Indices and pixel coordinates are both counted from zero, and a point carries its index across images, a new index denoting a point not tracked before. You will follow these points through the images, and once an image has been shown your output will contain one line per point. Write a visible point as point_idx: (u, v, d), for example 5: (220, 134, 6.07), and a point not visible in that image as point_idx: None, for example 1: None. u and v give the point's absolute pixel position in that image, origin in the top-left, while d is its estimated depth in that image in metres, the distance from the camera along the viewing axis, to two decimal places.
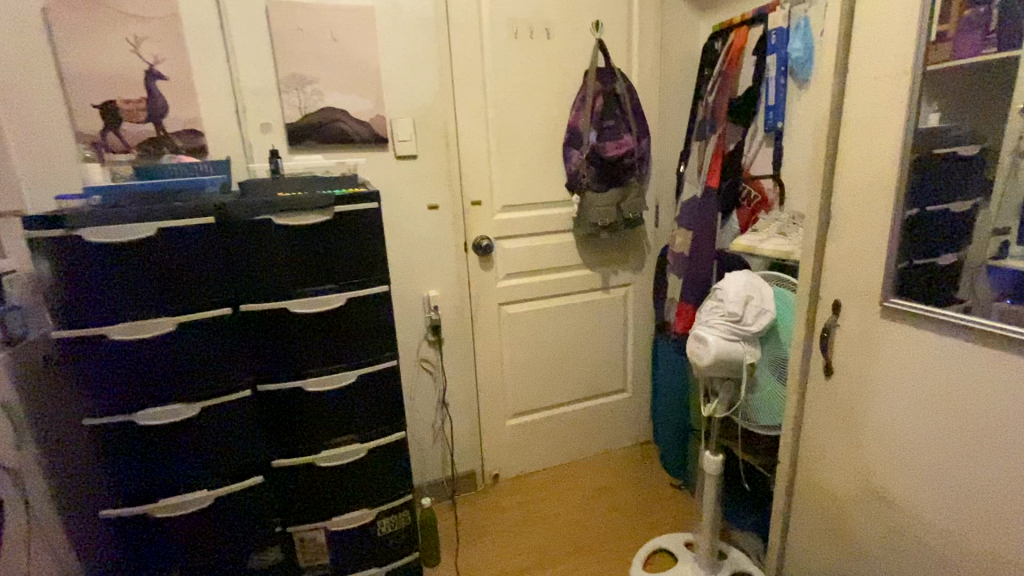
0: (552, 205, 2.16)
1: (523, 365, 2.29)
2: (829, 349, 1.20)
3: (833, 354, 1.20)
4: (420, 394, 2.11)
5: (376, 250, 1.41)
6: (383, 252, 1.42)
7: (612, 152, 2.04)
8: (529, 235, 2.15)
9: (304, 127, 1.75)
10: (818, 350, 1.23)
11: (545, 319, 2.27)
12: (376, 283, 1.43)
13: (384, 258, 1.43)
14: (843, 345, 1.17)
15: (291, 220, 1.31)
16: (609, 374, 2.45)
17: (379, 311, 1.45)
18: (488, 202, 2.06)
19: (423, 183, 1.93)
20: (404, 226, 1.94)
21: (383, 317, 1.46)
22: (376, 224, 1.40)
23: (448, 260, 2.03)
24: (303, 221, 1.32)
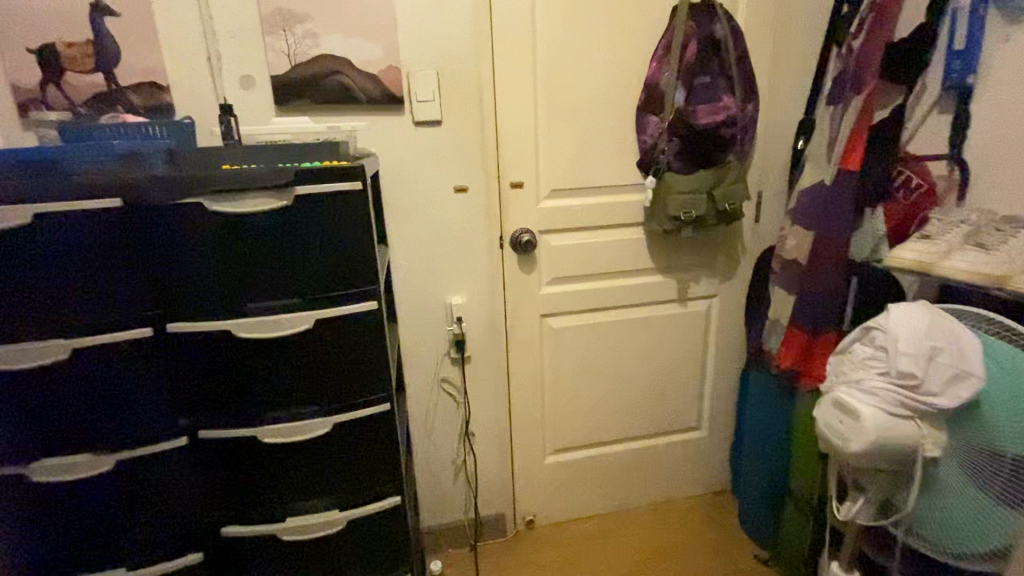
0: (618, 190, 1.65)
1: (569, 392, 1.82)
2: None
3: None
4: (439, 422, 1.71)
5: (360, 251, 0.97)
6: (372, 253, 0.98)
7: (705, 120, 1.49)
8: (584, 228, 1.66)
9: (295, 82, 1.34)
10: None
11: (599, 339, 1.78)
12: (361, 298, 1.00)
13: (372, 264, 0.99)
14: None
15: (232, 205, 0.90)
16: (680, 407, 1.93)
17: (366, 337, 1.02)
18: (532, 185, 1.59)
19: (447, 158, 1.49)
20: (422, 213, 1.53)
21: (369, 345, 1.03)
22: (362, 213, 0.96)
23: (477, 259, 1.60)
24: (251, 207, 0.90)
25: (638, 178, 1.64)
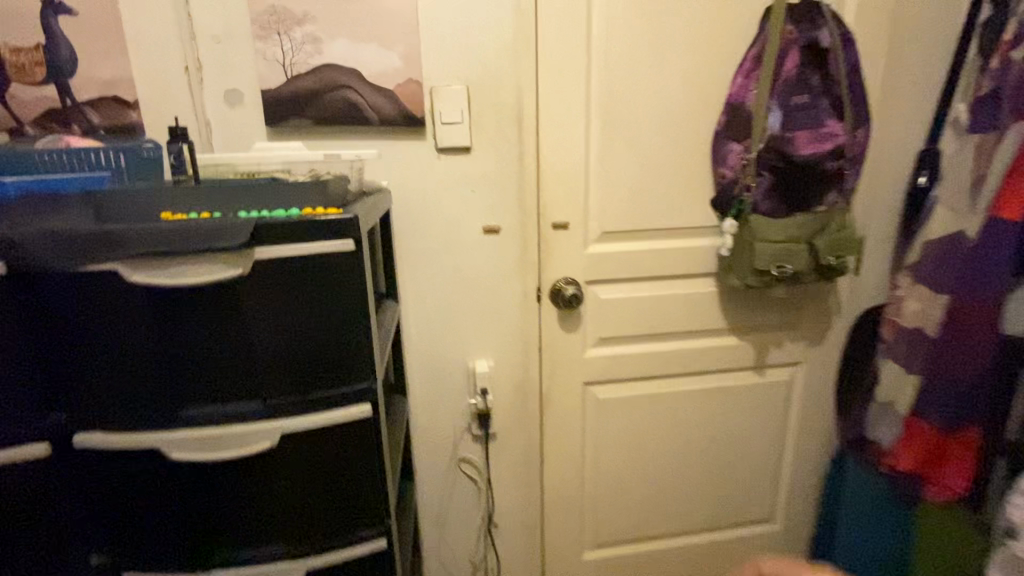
0: (684, 234, 1.33)
1: (616, 476, 1.48)
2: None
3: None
4: (455, 510, 1.40)
5: (347, 338, 0.68)
6: (367, 339, 0.69)
7: (805, 151, 1.17)
8: (642, 280, 1.34)
9: (291, 98, 1.08)
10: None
11: (655, 413, 1.44)
12: (348, 401, 0.71)
13: (368, 353, 0.70)
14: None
15: (153, 273, 0.61)
16: (750, 495, 1.57)
17: (354, 454, 0.72)
18: (578, 225, 1.28)
19: (476, 192, 1.21)
20: (443, 259, 1.24)
21: (362, 463, 0.73)
22: (352, 284, 0.67)
23: (508, 315, 1.30)
24: (176, 276, 0.61)
25: (710, 218, 1.32)
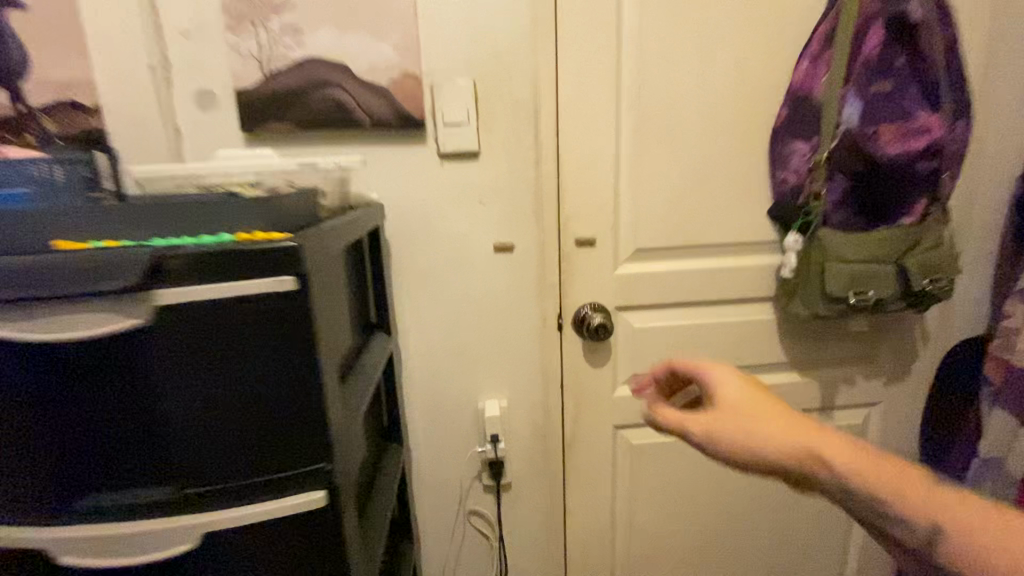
0: (734, 252, 1.12)
1: (653, 535, 1.27)
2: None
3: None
4: (464, 570, 1.21)
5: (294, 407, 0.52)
6: (321, 408, 0.53)
7: (894, 148, 0.95)
8: (683, 305, 1.13)
9: (270, 98, 0.93)
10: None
11: (698, 461, 1.23)
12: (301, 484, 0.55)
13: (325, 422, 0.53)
14: (727, 388, 0.55)
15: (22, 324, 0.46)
16: (813, 558, 1.33)
17: (309, 553, 0.56)
18: (607, 243, 1.09)
19: (486, 204, 1.03)
20: (448, 283, 1.06)
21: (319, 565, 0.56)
22: (297, 337, 0.51)
23: (524, 348, 1.11)
24: (53, 329, 0.46)
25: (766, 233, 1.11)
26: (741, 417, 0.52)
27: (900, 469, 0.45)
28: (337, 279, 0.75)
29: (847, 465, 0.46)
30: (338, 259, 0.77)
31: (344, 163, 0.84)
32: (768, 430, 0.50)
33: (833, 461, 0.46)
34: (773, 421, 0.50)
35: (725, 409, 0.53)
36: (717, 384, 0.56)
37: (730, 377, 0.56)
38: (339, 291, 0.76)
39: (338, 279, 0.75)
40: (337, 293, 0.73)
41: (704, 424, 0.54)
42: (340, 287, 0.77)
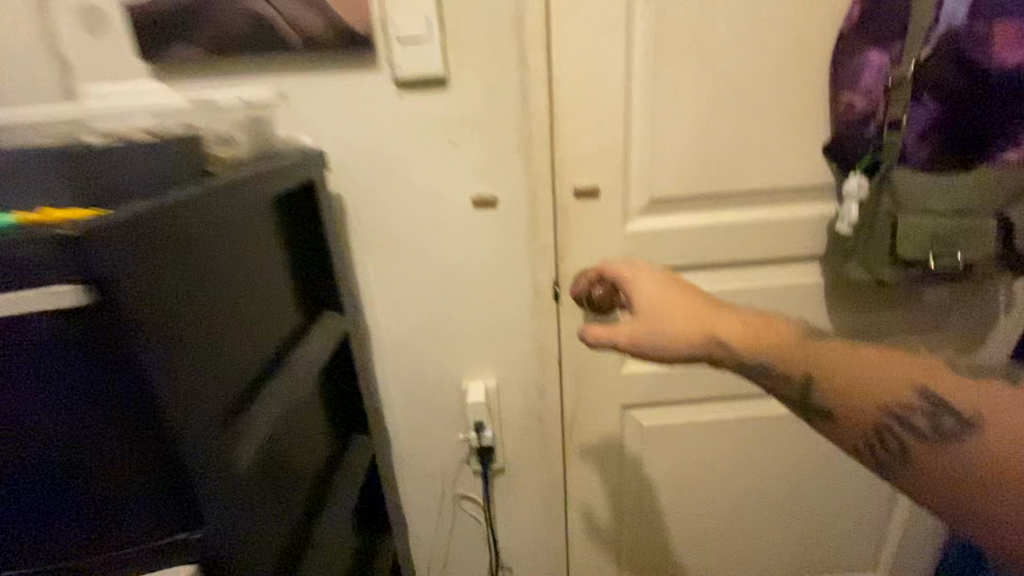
0: (772, 199, 0.90)
1: (665, 519, 1.14)
2: (885, 445, 0.44)
3: (907, 458, 0.43)
4: (459, 556, 1.11)
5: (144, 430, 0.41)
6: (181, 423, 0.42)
7: (1014, 56, 0.68)
8: (708, 268, 0.93)
9: (169, 18, 0.71)
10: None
11: (718, 442, 1.07)
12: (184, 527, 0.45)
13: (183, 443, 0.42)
14: (640, 292, 0.61)
15: None
16: (847, 539, 1.20)
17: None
18: (615, 193, 0.87)
19: (460, 148, 0.82)
20: (418, 247, 0.87)
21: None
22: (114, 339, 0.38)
23: (514, 321, 0.94)
24: None
25: (814, 174, 0.88)
26: (651, 316, 0.59)
27: (773, 331, 0.53)
28: (249, 251, 0.59)
29: (743, 345, 0.53)
30: (257, 223, 0.61)
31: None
32: (673, 325, 0.57)
33: (724, 338, 0.54)
34: (676, 316, 0.57)
35: (642, 309, 0.60)
36: (632, 286, 0.63)
37: (643, 277, 0.62)
38: (256, 267, 0.60)
39: (252, 252, 0.59)
40: (245, 273, 0.57)
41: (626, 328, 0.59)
42: (260, 260, 0.62)
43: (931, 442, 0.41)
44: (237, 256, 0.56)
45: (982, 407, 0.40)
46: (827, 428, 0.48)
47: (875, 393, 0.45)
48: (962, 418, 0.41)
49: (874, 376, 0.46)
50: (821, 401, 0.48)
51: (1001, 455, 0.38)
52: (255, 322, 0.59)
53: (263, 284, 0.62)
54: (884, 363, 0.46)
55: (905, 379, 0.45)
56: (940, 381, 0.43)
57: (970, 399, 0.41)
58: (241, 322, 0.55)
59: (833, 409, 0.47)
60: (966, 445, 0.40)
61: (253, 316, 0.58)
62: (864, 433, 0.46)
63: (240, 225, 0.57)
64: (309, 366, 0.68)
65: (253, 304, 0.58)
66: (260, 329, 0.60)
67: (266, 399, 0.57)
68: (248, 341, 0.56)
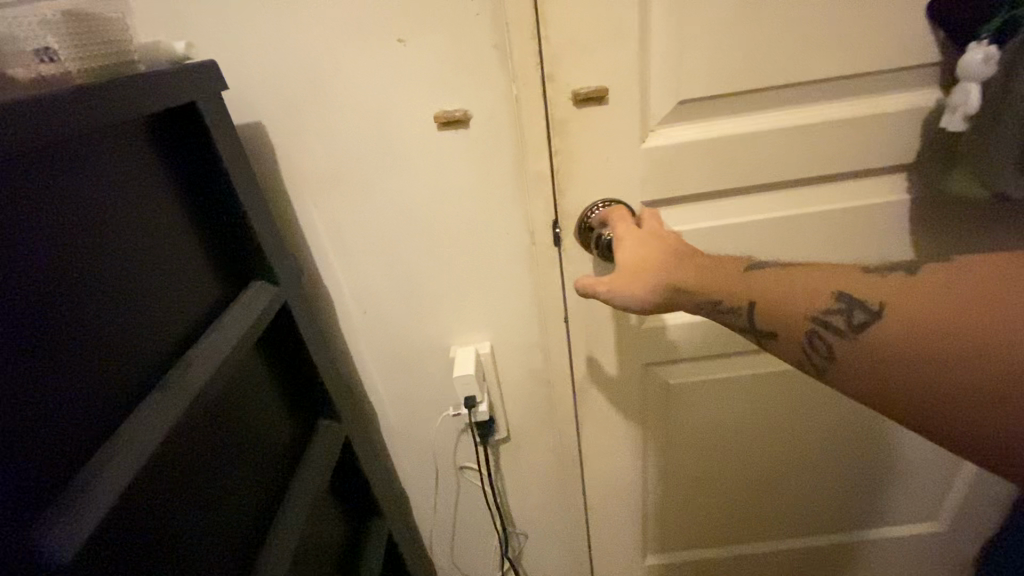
0: (845, 89, 0.66)
1: (695, 480, 1.00)
2: (816, 351, 0.44)
3: (838, 360, 0.42)
4: (467, 529, 1.01)
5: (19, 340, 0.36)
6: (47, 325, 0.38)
7: None
8: (754, 192, 0.71)
9: None
10: (983, 364, 0.35)
11: (758, 397, 0.91)
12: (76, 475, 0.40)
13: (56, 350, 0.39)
14: (623, 242, 0.61)
15: None
16: (906, 492, 1.05)
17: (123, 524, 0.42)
18: (627, 96, 0.63)
19: (409, 49, 0.60)
20: (370, 188, 0.67)
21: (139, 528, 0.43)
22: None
23: (504, 274, 0.75)
24: None
25: (908, 49, 0.63)
26: (630, 266, 0.57)
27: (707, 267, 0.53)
28: (70, 231, 0.41)
29: (694, 284, 0.52)
30: (83, 186, 0.43)
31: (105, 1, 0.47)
32: (638, 272, 0.55)
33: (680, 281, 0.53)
34: (640, 261, 0.56)
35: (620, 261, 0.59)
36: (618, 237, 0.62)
37: (625, 225, 0.62)
38: (94, 249, 0.43)
39: (75, 230, 0.42)
40: (65, 265, 0.40)
41: (608, 281, 0.58)
42: (104, 240, 0.44)
43: (850, 340, 0.41)
44: (37, 244, 0.38)
45: (890, 298, 0.40)
46: (773, 347, 0.47)
47: (801, 302, 0.45)
48: (870, 310, 0.40)
49: (798, 292, 0.45)
50: (761, 320, 0.47)
51: (909, 338, 0.38)
52: (97, 328, 0.43)
53: (115, 271, 0.45)
54: (807, 279, 0.46)
55: (825, 285, 0.44)
56: (855, 282, 0.42)
57: (880, 291, 0.41)
58: (54, 339, 0.39)
59: (770, 329, 0.47)
60: (879, 335, 0.40)
61: (88, 321, 0.42)
62: (798, 344, 0.44)
63: (38, 198, 0.39)
64: (228, 358, 0.53)
65: (89, 304, 0.42)
66: (125, 312, 0.45)
67: (124, 433, 0.43)
68: (75, 360, 0.40)
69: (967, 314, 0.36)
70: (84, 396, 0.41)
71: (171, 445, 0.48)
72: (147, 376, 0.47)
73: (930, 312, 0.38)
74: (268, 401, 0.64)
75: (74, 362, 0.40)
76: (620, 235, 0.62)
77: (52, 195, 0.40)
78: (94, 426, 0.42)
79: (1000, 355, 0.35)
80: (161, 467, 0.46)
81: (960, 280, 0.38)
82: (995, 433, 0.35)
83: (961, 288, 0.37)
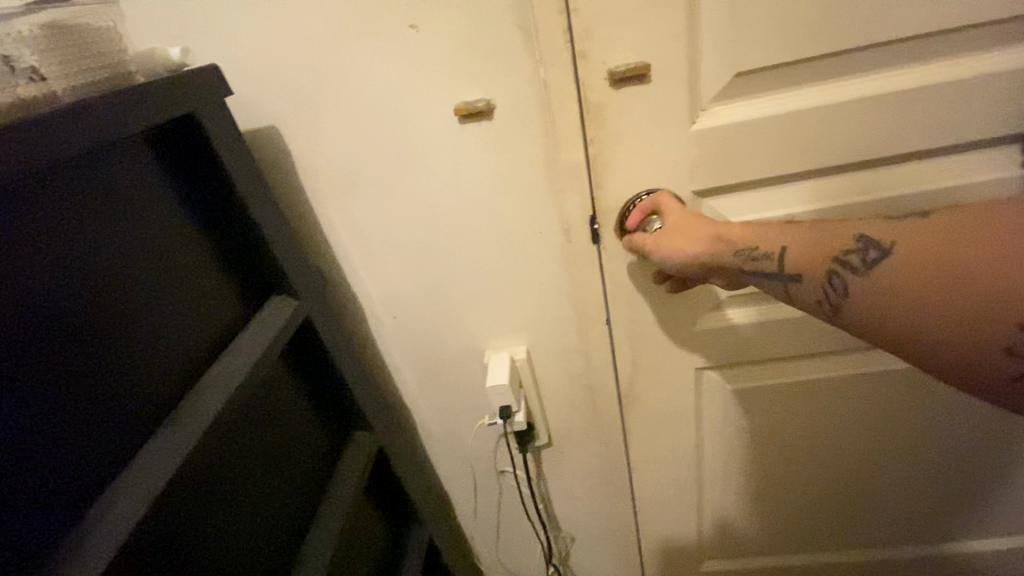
0: (944, 45, 0.54)
1: (756, 486, 0.92)
2: (833, 292, 0.46)
3: (849, 299, 0.44)
4: (510, 531, 0.98)
5: (29, 356, 0.35)
6: (61, 344, 0.37)
7: None
8: (829, 174, 0.61)
9: None
10: (971, 287, 0.37)
11: (828, 401, 0.81)
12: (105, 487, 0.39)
13: (71, 367, 0.38)
14: (667, 203, 0.60)
15: None
16: (1005, 503, 0.92)
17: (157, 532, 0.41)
18: (674, 72, 0.55)
19: (424, 36, 0.54)
20: (392, 187, 0.63)
21: (164, 542, 0.42)
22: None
23: (539, 274, 0.69)
24: None
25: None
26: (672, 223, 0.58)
27: (743, 225, 0.55)
28: (63, 257, 0.38)
29: (736, 234, 0.53)
30: (64, 212, 0.39)
31: (76, 11, 0.43)
32: (682, 229, 0.57)
33: (721, 233, 0.54)
34: (682, 218, 0.57)
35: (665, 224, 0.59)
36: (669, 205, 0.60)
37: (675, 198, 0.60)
38: (94, 273, 0.40)
39: (57, 260, 0.38)
40: (47, 297, 0.37)
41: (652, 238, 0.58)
42: (120, 252, 0.43)
43: (863, 276, 0.43)
44: (46, 269, 0.37)
45: (902, 239, 0.42)
46: (796, 291, 0.49)
47: (825, 247, 0.47)
48: (883, 249, 0.43)
49: (824, 240, 0.47)
50: (789, 266, 0.49)
51: (911, 272, 0.40)
52: (104, 358, 0.40)
53: (116, 294, 0.42)
54: (837, 227, 0.47)
55: (847, 231, 0.46)
56: (874, 224, 0.45)
57: (894, 233, 0.43)
58: (71, 365, 0.38)
59: (795, 272, 0.49)
60: (888, 270, 0.42)
61: (78, 356, 0.38)
62: (818, 284, 0.46)
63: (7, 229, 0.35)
64: (258, 367, 0.51)
65: (86, 331, 0.39)
66: (146, 328, 0.44)
67: (155, 447, 0.42)
68: (75, 392, 0.38)
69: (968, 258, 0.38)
70: (95, 429, 0.39)
71: (202, 454, 0.47)
72: (174, 391, 0.46)
73: (935, 253, 0.40)
74: (296, 415, 0.62)
75: (63, 402, 0.37)
76: (665, 208, 0.59)
77: (27, 222, 0.36)
78: (109, 461, 0.40)
79: (988, 285, 0.37)
80: (193, 482, 0.45)
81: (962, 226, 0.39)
82: (972, 354, 0.38)
83: (958, 225, 0.39)
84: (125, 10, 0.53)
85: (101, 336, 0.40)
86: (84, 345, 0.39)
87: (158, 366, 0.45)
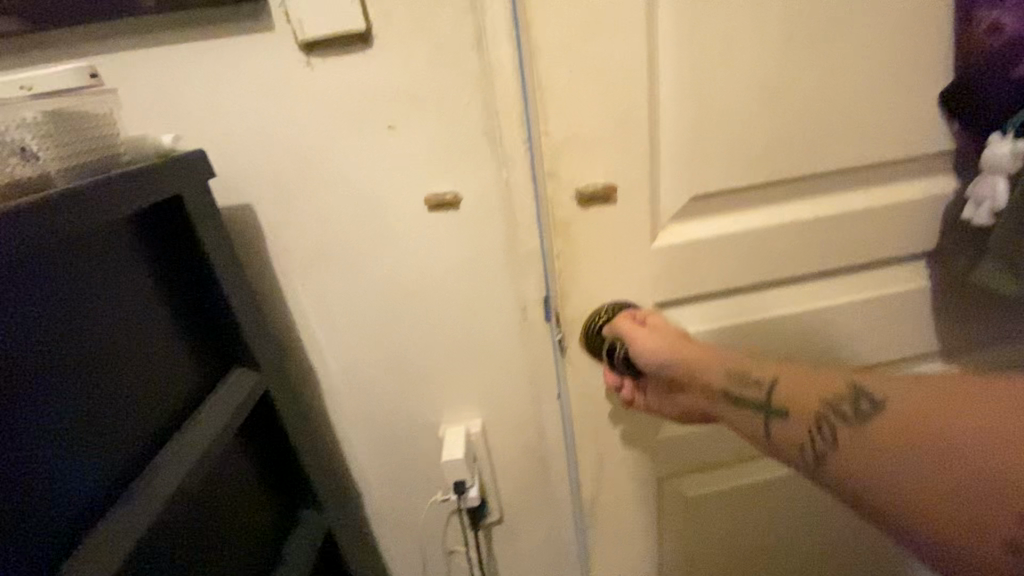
0: (854, 183, 0.65)
1: None
2: (820, 436, 0.45)
3: (837, 449, 0.43)
4: None
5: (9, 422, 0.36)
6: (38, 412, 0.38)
7: None
8: (762, 283, 0.68)
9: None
10: (958, 458, 0.35)
11: (775, 491, 0.84)
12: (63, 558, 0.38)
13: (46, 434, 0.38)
14: (659, 320, 0.64)
15: None
16: None
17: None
18: (630, 186, 0.62)
19: (413, 146, 0.60)
20: (367, 271, 0.66)
21: None
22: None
23: (501, 353, 0.72)
24: None
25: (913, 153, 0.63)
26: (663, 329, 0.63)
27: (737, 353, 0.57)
28: (50, 328, 0.40)
29: (738, 361, 0.55)
30: (57, 283, 0.41)
31: (78, 97, 0.47)
32: (669, 339, 0.61)
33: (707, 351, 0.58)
34: (671, 332, 0.62)
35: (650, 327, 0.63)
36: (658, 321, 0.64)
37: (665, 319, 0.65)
38: (75, 342, 0.42)
39: (46, 330, 0.40)
40: (26, 368, 0.38)
41: (644, 338, 0.62)
42: (100, 323, 0.45)
43: (853, 426, 0.42)
44: (34, 339, 0.39)
45: (895, 394, 0.41)
46: (778, 430, 0.49)
47: (817, 388, 0.47)
48: (874, 400, 0.42)
49: (819, 383, 0.48)
50: (778, 399, 0.50)
51: (901, 429, 0.39)
52: (78, 425, 0.41)
53: (93, 363, 0.43)
54: (832, 373, 0.48)
55: (839, 377, 0.46)
56: (870, 376, 0.44)
57: (887, 387, 0.42)
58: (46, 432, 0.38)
59: (784, 406, 0.49)
60: (878, 422, 0.41)
61: (41, 431, 0.38)
62: (806, 425, 0.46)
63: None
64: (219, 439, 0.51)
65: (63, 399, 0.40)
66: (118, 396, 0.45)
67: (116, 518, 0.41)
68: (48, 460, 0.38)
69: (961, 425, 0.36)
70: (62, 498, 0.39)
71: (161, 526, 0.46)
72: (138, 460, 0.46)
73: (924, 411, 0.38)
74: (248, 485, 0.61)
75: (30, 472, 0.37)
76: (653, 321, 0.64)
77: (23, 294, 0.38)
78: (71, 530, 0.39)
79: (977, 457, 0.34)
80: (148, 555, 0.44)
81: (947, 388, 0.38)
82: (975, 545, 0.34)
83: (946, 388, 0.38)
84: (121, 95, 0.57)
85: (76, 404, 0.41)
86: (60, 411, 0.40)
87: (125, 434, 0.45)
